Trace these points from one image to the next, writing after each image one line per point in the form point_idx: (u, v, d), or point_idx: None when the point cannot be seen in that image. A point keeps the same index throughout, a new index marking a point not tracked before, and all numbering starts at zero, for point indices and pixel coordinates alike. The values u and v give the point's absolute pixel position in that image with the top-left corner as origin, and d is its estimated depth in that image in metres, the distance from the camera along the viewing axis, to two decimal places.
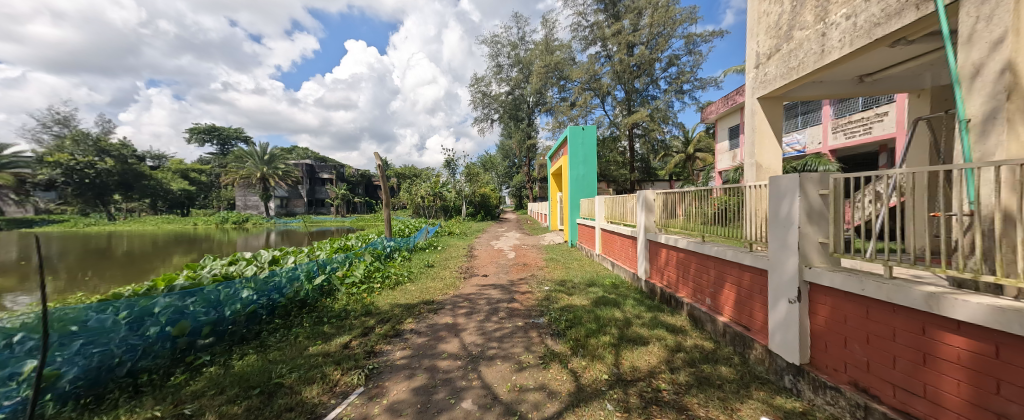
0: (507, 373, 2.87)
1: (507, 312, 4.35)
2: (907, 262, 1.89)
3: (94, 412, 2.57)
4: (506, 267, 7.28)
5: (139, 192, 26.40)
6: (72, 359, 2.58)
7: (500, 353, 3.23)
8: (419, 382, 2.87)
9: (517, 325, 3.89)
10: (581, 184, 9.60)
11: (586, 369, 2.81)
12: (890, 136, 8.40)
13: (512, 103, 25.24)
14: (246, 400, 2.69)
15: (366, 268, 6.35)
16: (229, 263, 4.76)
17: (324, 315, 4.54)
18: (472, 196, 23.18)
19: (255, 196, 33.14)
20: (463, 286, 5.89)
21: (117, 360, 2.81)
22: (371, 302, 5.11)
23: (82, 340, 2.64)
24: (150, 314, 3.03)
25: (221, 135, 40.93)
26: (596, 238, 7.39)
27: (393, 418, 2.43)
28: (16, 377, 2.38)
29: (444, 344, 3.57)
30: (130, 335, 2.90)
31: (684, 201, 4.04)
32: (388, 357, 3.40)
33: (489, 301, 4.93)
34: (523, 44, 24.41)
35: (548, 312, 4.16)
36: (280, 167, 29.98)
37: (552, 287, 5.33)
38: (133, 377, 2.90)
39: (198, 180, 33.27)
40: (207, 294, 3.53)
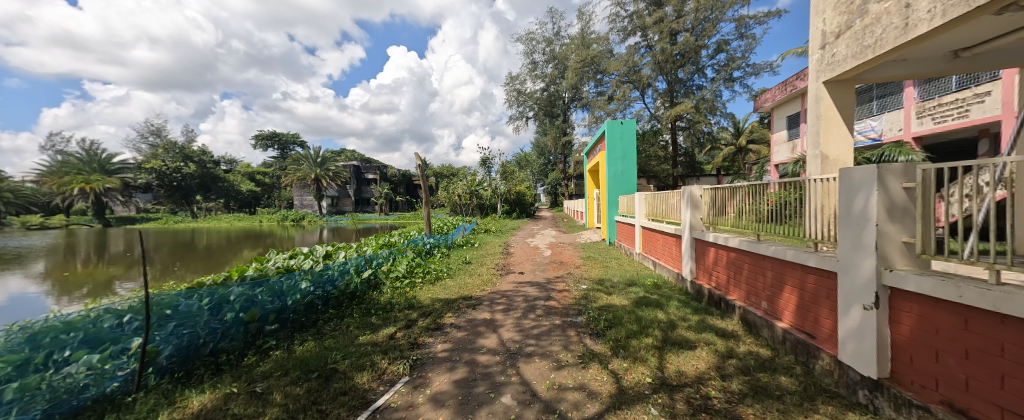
0: (546, 370, 2.86)
1: (544, 310, 4.33)
2: (1019, 267, 1.66)
3: (184, 385, 2.84)
4: (542, 265, 7.25)
5: (215, 193, 30.99)
6: (168, 337, 2.88)
7: (539, 350, 3.22)
8: (460, 375, 2.92)
9: (555, 323, 3.86)
10: (620, 180, 9.37)
11: (628, 371, 2.74)
12: (993, 119, 7.53)
13: (547, 99, 25.09)
14: (307, 382, 2.85)
15: (409, 263, 6.57)
16: (291, 257, 5.10)
17: (372, 307, 4.74)
18: (507, 194, 23.27)
19: (310, 196, 35.33)
20: (500, 283, 5.94)
21: (202, 341, 3.08)
22: (414, 296, 5.28)
23: (174, 323, 2.92)
24: (226, 301, 3.29)
25: (281, 140, 43.97)
26: (636, 236, 7.20)
27: (436, 408, 2.49)
28: (126, 352, 2.69)
29: (484, 339, 3.60)
30: (212, 320, 3.15)
31: (735, 197, 3.82)
32: (431, 348, 3.49)
33: (526, 298, 4.93)
34: (559, 39, 24.13)
35: (586, 311, 4.09)
36: (331, 168, 31.72)
37: (590, 285, 5.23)
38: (214, 357, 3.16)
39: (264, 180, 36.02)
40: (273, 284, 3.78)
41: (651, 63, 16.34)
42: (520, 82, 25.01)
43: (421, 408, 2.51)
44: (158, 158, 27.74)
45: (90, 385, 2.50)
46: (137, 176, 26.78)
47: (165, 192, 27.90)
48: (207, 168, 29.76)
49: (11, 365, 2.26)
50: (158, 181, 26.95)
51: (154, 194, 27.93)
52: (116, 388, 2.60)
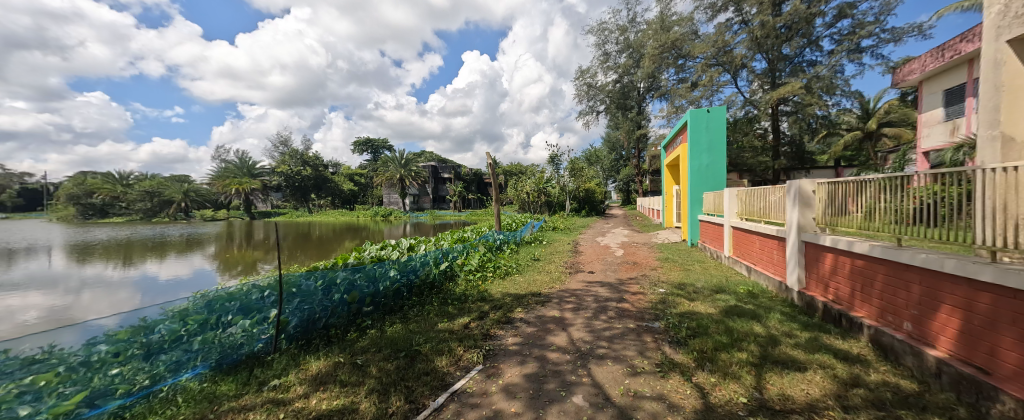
0: (620, 375, 2.73)
1: (616, 312, 4.14)
2: None
3: (307, 352, 3.35)
4: (614, 265, 6.99)
5: (326, 192, 36.42)
6: (296, 311, 3.42)
7: (611, 353, 3.10)
8: (530, 369, 2.93)
9: (628, 327, 3.68)
10: (704, 175, 8.70)
11: (716, 387, 2.51)
12: None
13: (620, 91, 24.15)
14: (396, 360, 3.16)
15: (481, 258, 6.78)
16: (381, 247, 5.65)
17: (449, 297, 4.99)
18: (576, 191, 22.87)
19: (395, 194, 38.42)
20: (569, 281, 5.85)
21: (318, 316, 3.59)
22: (485, 289, 5.42)
23: (298, 299, 3.45)
24: (334, 284, 3.78)
25: (373, 144, 48.42)
26: (725, 237, 6.59)
27: (508, 399, 2.52)
28: (267, 320, 3.26)
29: (553, 336, 3.57)
30: (324, 298, 3.66)
31: (863, 194, 3.27)
32: (501, 341, 3.56)
33: (596, 298, 4.78)
34: (634, 26, 23.02)
35: (664, 317, 3.84)
36: (414, 169, 34.04)
37: (668, 290, 4.90)
38: (326, 330, 3.68)
39: (359, 180, 40.21)
40: (369, 270, 4.23)
41: (747, 40, 14.87)
42: (590, 75, 24.37)
43: (495, 397, 2.56)
44: (286, 163, 34.55)
45: (244, 343, 3.12)
46: (272, 182, 34.80)
47: (290, 192, 35.09)
48: (320, 170, 35.45)
49: (197, 323, 2.98)
50: (286, 183, 34.25)
51: (283, 192, 35.22)
52: (261, 346, 3.23)
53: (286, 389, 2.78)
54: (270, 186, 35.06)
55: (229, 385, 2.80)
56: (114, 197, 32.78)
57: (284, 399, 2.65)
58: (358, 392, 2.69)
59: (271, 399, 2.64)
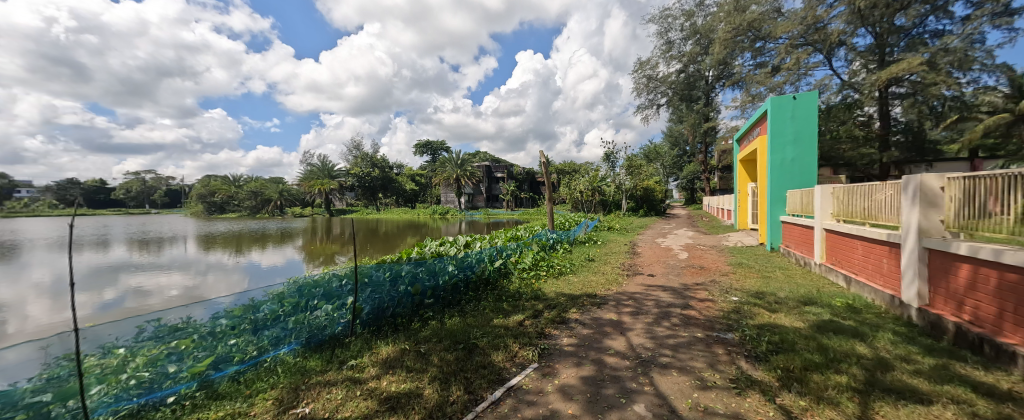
0: (687, 387, 2.55)
1: (681, 320, 3.90)
2: None
3: (377, 337, 3.87)
4: (677, 268, 6.61)
5: (390, 191, 38.93)
6: (369, 300, 4.02)
7: (676, 363, 2.92)
8: (587, 372, 2.84)
9: (696, 336, 3.44)
10: (789, 171, 7.93)
11: (806, 412, 2.24)
12: None
13: (685, 82, 22.89)
14: (453, 351, 3.41)
15: (535, 256, 6.83)
16: (440, 243, 6.40)
17: (503, 294, 5.16)
18: (634, 190, 22.03)
19: (451, 193, 39.79)
20: (627, 284, 5.63)
21: (386, 305, 4.17)
22: (539, 288, 5.41)
23: (370, 288, 4.05)
24: (400, 276, 4.36)
25: (432, 146, 50.58)
26: (817, 242, 5.92)
27: (565, 401, 2.47)
28: (344, 306, 3.87)
29: (611, 340, 3.45)
30: (392, 289, 4.23)
31: (1015, 193, 2.72)
32: (556, 341, 3.53)
33: (658, 303, 4.54)
34: (702, 11, 21.63)
35: (739, 328, 3.54)
36: (469, 168, 35.07)
37: (743, 298, 4.53)
38: (392, 318, 4.22)
39: (420, 180, 42.29)
40: (430, 266, 4.76)
41: (845, 14, 13.31)
42: (651, 67, 23.34)
43: (551, 397, 2.53)
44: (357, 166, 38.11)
45: (326, 326, 3.71)
46: (346, 182, 38.45)
47: (361, 191, 38.29)
48: (386, 172, 38.46)
49: (292, 305, 3.71)
50: (358, 183, 37.29)
51: (354, 192, 38.54)
52: (342, 329, 3.81)
53: (361, 369, 3.19)
54: (346, 186, 38.80)
55: (315, 362, 3.32)
56: (230, 196, 39.13)
57: (359, 378, 3.04)
58: (422, 379, 2.95)
59: (349, 377, 3.05)
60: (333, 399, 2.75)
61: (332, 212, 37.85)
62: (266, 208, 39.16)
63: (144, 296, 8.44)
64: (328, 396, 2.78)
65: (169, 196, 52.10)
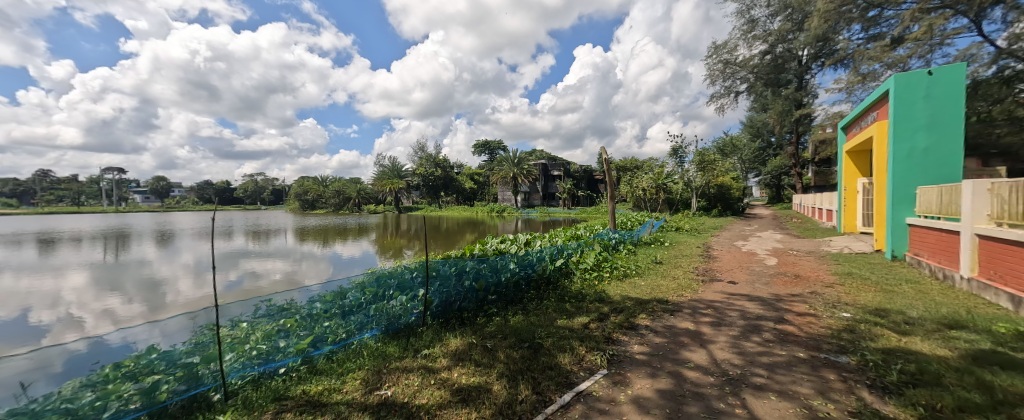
0: (788, 414, 2.29)
1: (774, 335, 3.52)
2: None
3: (445, 328, 4.31)
4: (764, 276, 6.01)
5: (450, 190, 40.45)
6: (438, 293, 4.48)
7: (772, 385, 2.64)
8: (665, 386, 2.71)
9: (796, 356, 3.08)
10: (920, 161, 6.77)
11: None
12: None
13: (772, 64, 20.88)
14: (518, 349, 3.58)
15: (597, 257, 6.70)
16: (502, 242, 7.55)
17: (566, 294, 5.28)
18: (706, 188, 20.60)
19: (507, 192, 40.05)
20: (703, 291, 5.21)
21: (452, 299, 4.59)
22: (603, 290, 5.33)
23: (438, 282, 4.50)
24: (463, 271, 4.74)
25: (489, 146, 51.65)
26: (964, 250, 4.99)
27: (642, 414, 2.37)
28: (417, 297, 4.36)
29: (689, 352, 3.25)
30: (457, 284, 4.61)
31: None
32: (626, 347, 3.48)
33: (743, 315, 4.16)
34: None
35: (855, 351, 3.10)
36: (525, 167, 35.30)
37: (858, 316, 3.95)
38: (458, 311, 4.65)
39: (478, 179, 43.47)
40: (492, 262, 5.17)
41: None
42: (729, 50, 21.61)
43: (624, 408, 2.46)
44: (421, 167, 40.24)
45: (401, 316, 4.21)
46: (412, 182, 40.82)
47: (426, 190, 40.48)
48: (448, 171, 40.29)
49: (372, 294, 4.37)
50: (422, 182, 39.45)
51: (418, 191, 40.86)
52: (415, 319, 4.29)
53: (434, 359, 3.51)
54: (412, 185, 41.41)
55: (393, 347, 3.78)
56: (319, 195, 44.69)
57: (433, 367, 3.35)
58: (491, 374, 3.12)
59: (424, 365, 3.37)
60: (411, 384, 3.07)
61: (400, 209, 40.76)
62: (347, 205, 43.77)
63: (256, 279, 10.24)
64: (407, 381, 3.11)
65: (273, 195, 60.65)
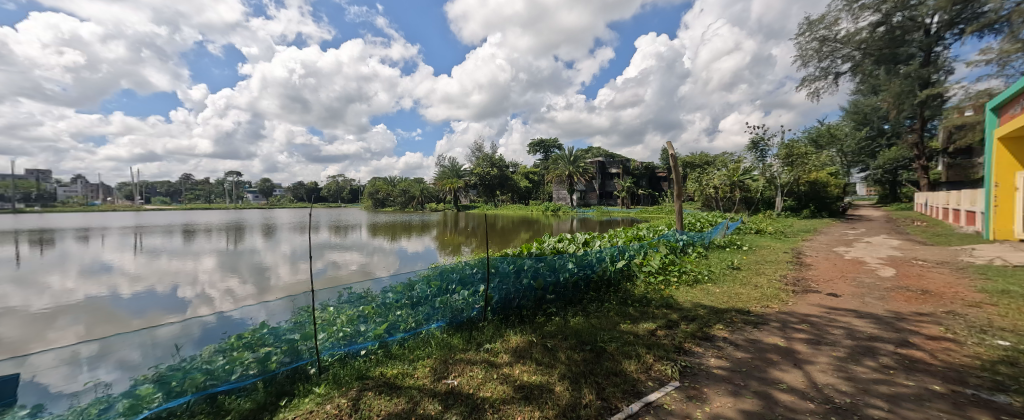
0: None
1: (896, 361, 3.02)
2: None
3: (505, 324, 4.85)
4: (878, 290, 5.18)
5: (505, 189, 41.03)
6: (498, 289, 5.05)
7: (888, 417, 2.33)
8: (750, 406, 2.58)
9: (923, 386, 2.64)
10: None
11: None
12: None
13: (888, 37, 18.20)
14: (579, 352, 3.89)
15: (662, 260, 6.70)
16: (559, 240, 7.45)
17: (628, 298, 5.64)
18: (796, 186, 18.75)
19: (564, 190, 39.38)
20: (793, 302, 4.79)
21: (512, 297, 5.17)
22: (670, 296, 5.47)
23: (498, 280, 5.08)
24: (521, 269, 5.31)
25: (545, 145, 51.61)
26: None
27: None
28: (478, 292, 4.97)
29: (781, 371, 3.03)
30: (516, 283, 5.21)
31: None
32: (701, 360, 3.52)
33: (850, 333, 3.67)
34: None
35: (1007, 386, 2.57)
36: (582, 165, 34.54)
37: (1017, 344, 3.22)
38: (517, 309, 5.20)
39: (533, 178, 43.72)
40: (551, 263, 5.66)
41: None
42: (828, 25, 19.27)
43: None
44: (480, 166, 41.37)
45: (462, 310, 4.82)
46: (470, 181, 42.13)
47: (482, 190, 41.62)
48: (503, 171, 40.94)
49: (436, 287, 5.10)
50: (479, 181, 40.55)
51: (476, 189, 42.23)
52: (476, 313, 4.87)
53: (496, 354, 4.00)
54: (470, 185, 42.89)
55: (457, 340, 4.33)
56: (388, 194, 48.38)
57: (495, 362, 3.84)
58: (553, 374, 3.47)
59: (487, 359, 3.89)
60: (475, 376, 3.55)
61: (459, 207, 42.40)
62: (412, 204, 46.66)
63: (337, 268, 11.71)
64: (470, 374, 3.59)
65: (353, 194, 67.37)
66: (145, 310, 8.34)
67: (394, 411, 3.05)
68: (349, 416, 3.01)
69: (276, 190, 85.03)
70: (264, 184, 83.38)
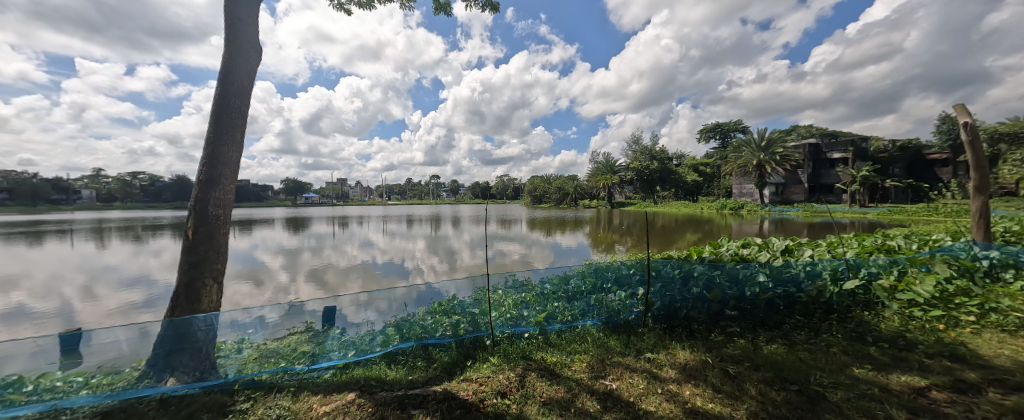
0: None
1: None
2: None
3: (669, 335, 4.73)
4: None
5: (670, 184, 37.62)
6: (661, 296, 4.94)
7: None
8: None
9: None
10: None
11: None
12: None
13: None
14: (782, 391, 3.49)
15: (939, 286, 4.63)
16: (744, 246, 5.96)
17: (864, 331, 4.29)
18: None
19: (750, 183, 32.37)
20: None
21: (678, 305, 4.88)
22: (962, 342, 3.88)
23: (660, 285, 4.97)
24: (692, 276, 4.91)
25: (724, 129, 45.29)
26: None
27: None
28: (637, 296, 5.08)
29: None
30: (683, 290, 4.89)
31: None
32: None
33: None
34: None
35: None
36: (779, 151, 28.44)
37: None
38: (687, 320, 4.88)
39: (705, 170, 38.92)
40: (731, 271, 4.85)
41: None
42: None
43: None
44: (639, 159, 39.16)
45: (620, 312, 5.07)
46: (627, 177, 40.49)
47: (640, 185, 39.09)
48: (666, 163, 37.56)
49: (591, 284, 5.51)
50: (637, 176, 38.34)
51: (636, 184, 40.14)
52: (635, 317, 5.03)
53: (660, 367, 4.11)
54: (626, 180, 41.09)
55: (614, 341, 4.65)
56: (544, 191, 51.00)
57: (659, 375, 3.94)
58: (739, 407, 3.33)
59: (650, 372, 4.01)
60: (636, 385, 3.80)
61: (613, 204, 40.95)
62: (565, 200, 47.62)
63: (501, 256, 12.67)
64: (631, 381, 3.87)
65: (513, 191, 73.68)
66: (390, 273, 10.89)
67: (557, 398, 3.66)
68: (517, 390, 3.79)
69: (457, 189, 99.65)
70: (447, 184, 98.57)
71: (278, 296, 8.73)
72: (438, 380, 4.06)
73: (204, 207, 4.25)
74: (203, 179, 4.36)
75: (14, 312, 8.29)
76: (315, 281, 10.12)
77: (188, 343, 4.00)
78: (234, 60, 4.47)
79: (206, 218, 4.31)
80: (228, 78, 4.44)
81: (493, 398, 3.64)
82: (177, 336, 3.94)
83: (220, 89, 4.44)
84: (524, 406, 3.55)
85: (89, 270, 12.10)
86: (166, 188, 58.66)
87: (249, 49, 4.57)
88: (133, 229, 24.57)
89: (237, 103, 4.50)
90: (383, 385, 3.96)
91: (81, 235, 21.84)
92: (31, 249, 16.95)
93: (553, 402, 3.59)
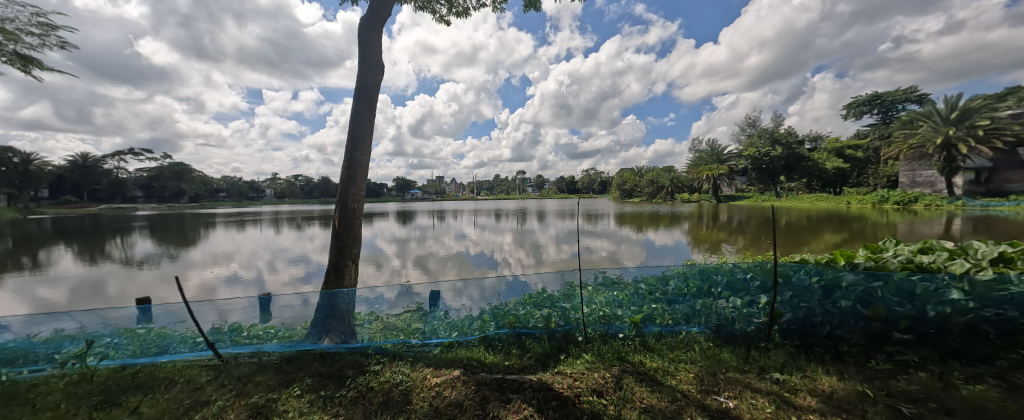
0: None
1: None
2: None
3: (804, 355, 3.80)
4: None
5: (797, 173, 32.24)
6: (792, 307, 4.04)
7: None
8: None
9: None
10: None
11: None
12: None
13: None
14: None
15: None
16: (920, 251, 4.53)
17: None
18: None
19: (929, 169, 25.83)
20: None
21: (818, 320, 3.93)
22: None
23: (791, 294, 4.07)
24: (839, 287, 3.87)
25: (884, 102, 37.26)
26: None
27: None
28: (759, 305, 4.21)
29: None
30: (825, 301, 3.91)
31: None
32: None
33: None
34: None
35: None
36: (981, 123, 22.09)
37: None
38: (832, 340, 3.87)
39: (853, 155, 32.44)
40: (900, 282, 3.67)
41: None
42: None
43: None
44: (756, 145, 34.49)
45: (736, 321, 4.24)
46: (739, 166, 36.03)
47: (756, 175, 34.29)
48: (793, 149, 32.18)
49: (696, 287, 4.75)
50: (752, 165, 33.72)
51: (751, 174, 35.44)
52: (753, 328, 4.17)
53: (794, 391, 3.30)
54: (737, 170, 36.58)
55: (728, 354, 3.90)
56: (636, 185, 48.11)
57: (793, 401, 3.18)
58: None
59: (780, 394, 3.25)
60: (760, 408, 3.11)
61: (720, 198, 36.68)
62: (660, 194, 44.36)
63: (589, 252, 12.09)
64: (754, 401, 3.18)
65: (602, 185, 71.50)
66: (481, 264, 11.14)
67: (660, 406, 3.18)
68: (614, 390, 3.38)
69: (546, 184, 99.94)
70: (536, 179, 99.06)
71: (392, 278, 9.56)
72: (533, 369, 3.83)
73: (345, 202, 4.68)
74: (343, 176, 4.82)
75: (227, 276, 10.62)
76: (420, 266, 10.87)
77: (337, 312, 4.43)
78: (367, 74, 4.82)
79: (347, 211, 4.75)
80: (362, 86, 4.81)
81: (588, 394, 3.30)
82: (329, 305, 4.40)
83: (356, 95, 4.83)
84: (622, 409, 3.14)
85: (271, 249, 14.95)
86: (314, 187, 70.31)
87: (376, 59, 4.88)
88: (297, 219, 30.06)
89: (368, 107, 4.80)
90: (484, 366, 3.86)
91: (263, 223, 27.42)
92: (235, 232, 21.78)
93: (656, 410, 3.12)
